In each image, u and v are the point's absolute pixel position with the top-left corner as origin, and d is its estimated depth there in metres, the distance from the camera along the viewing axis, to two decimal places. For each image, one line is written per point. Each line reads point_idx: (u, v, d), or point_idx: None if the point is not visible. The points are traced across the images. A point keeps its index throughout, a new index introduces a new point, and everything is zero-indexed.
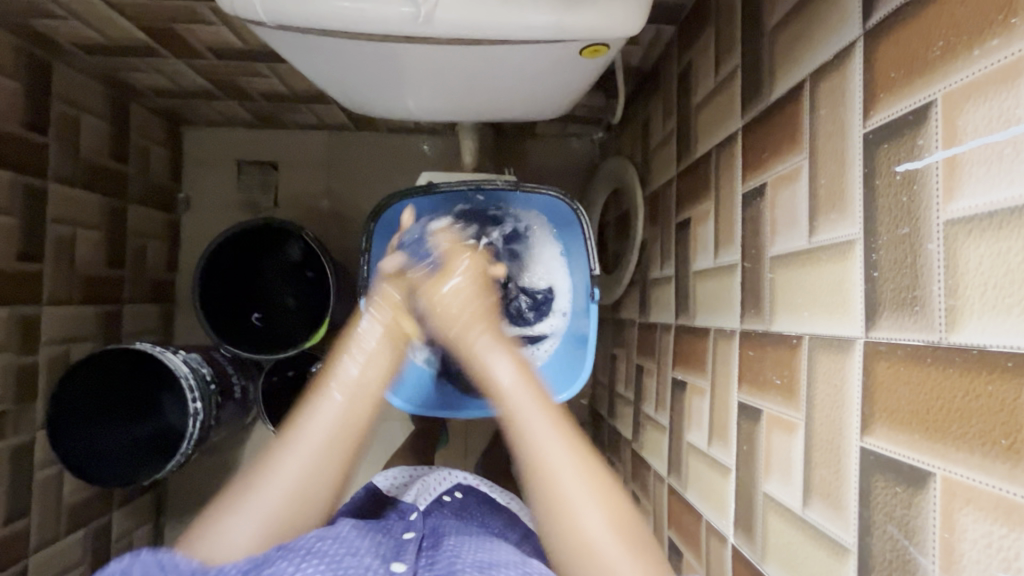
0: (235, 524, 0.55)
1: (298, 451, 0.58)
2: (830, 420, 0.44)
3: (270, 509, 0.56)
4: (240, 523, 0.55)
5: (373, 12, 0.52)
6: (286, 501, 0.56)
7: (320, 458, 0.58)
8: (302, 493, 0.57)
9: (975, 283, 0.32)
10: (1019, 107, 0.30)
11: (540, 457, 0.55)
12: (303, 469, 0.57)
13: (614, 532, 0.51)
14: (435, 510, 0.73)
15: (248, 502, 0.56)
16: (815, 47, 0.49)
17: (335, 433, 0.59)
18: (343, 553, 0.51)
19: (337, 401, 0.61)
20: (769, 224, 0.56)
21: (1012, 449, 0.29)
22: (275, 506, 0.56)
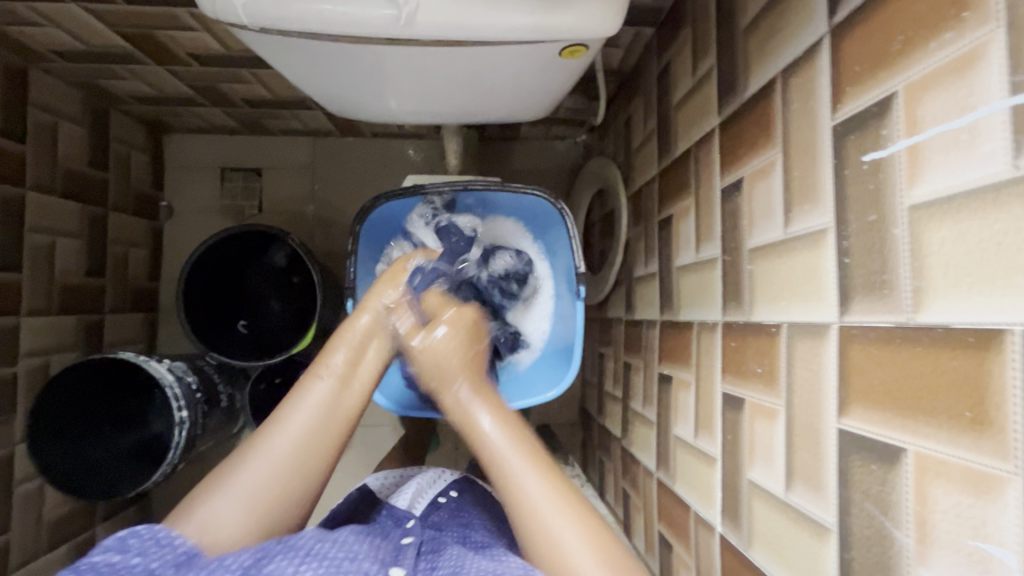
0: (220, 504, 0.52)
1: (289, 428, 0.56)
2: (808, 404, 0.46)
3: (260, 486, 0.53)
4: (224, 503, 0.52)
5: (354, 14, 0.53)
6: (277, 478, 0.54)
7: (311, 437, 0.57)
8: (301, 471, 0.55)
9: (938, 263, 0.33)
10: (973, 95, 0.31)
11: (506, 471, 0.55)
12: (295, 442, 0.56)
13: (586, 540, 0.50)
14: (431, 513, 0.72)
15: (228, 487, 0.53)
16: (786, 44, 0.51)
17: (326, 410, 0.59)
18: (347, 556, 0.48)
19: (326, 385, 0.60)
20: (747, 217, 0.57)
21: (977, 420, 0.31)
22: (263, 484, 0.53)
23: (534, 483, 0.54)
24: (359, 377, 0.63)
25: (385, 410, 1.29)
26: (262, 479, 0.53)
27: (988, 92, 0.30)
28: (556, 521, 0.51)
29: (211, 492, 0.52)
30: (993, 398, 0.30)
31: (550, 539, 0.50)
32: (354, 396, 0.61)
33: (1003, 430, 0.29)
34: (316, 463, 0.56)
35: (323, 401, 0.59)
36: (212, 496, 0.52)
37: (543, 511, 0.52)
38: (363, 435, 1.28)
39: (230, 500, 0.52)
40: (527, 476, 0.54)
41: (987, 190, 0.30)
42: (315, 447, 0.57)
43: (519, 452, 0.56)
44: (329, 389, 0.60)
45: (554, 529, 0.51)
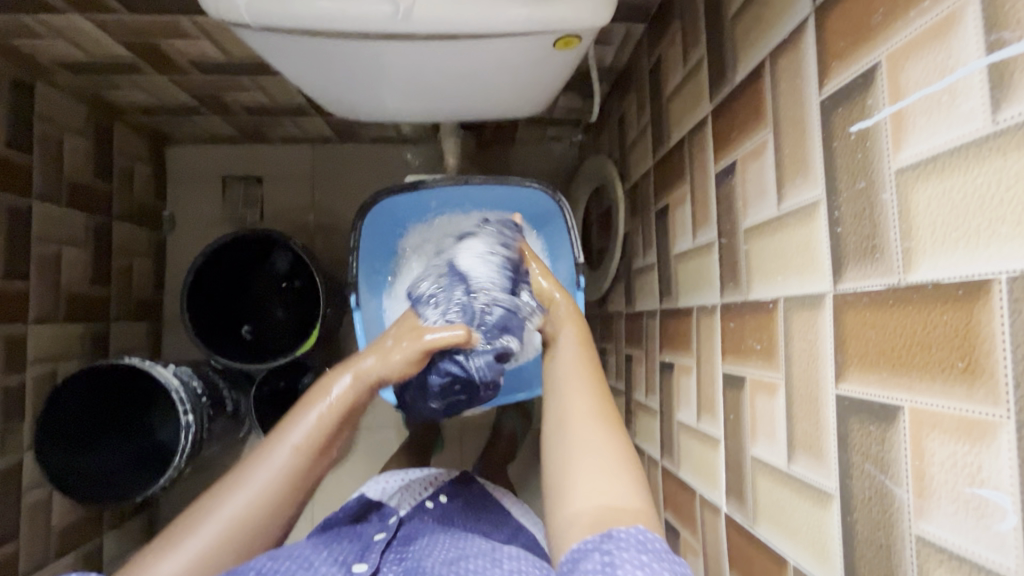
0: (168, 564, 0.54)
1: (246, 493, 0.57)
2: (807, 374, 0.47)
3: (208, 550, 0.55)
4: (173, 565, 0.54)
5: (353, 10, 0.55)
6: (224, 546, 0.56)
7: (267, 504, 0.58)
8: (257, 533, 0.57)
9: (926, 222, 0.34)
10: (952, 58, 0.33)
11: (575, 403, 0.58)
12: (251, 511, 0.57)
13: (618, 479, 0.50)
14: (415, 515, 0.73)
15: (187, 539, 0.55)
16: (772, 27, 0.52)
17: (283, 481, 0.58)
18: (295, 569, 0.55)
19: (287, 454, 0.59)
20: (741, 199, 0.59)
21: (968, 369, 0.31)
22: (214, 549, 0.55)
23: (584, 485, 0.51)
24: (328, 445, 0.61)
25: (389, 412, 1.29)
26: (212, 544, 0.55)
27: (965, 53, 0.32)
28: (583, 480, 0.51)
29: (168, 549, 0.55)
30: (983, 346, 0.31)
31: (562, 511, 0.51)
32: (318, 466, 0.61)
33: (993, 375, 0.30)
34: (270, 527, 0.58)
35: (285, 472, 0.58)
36: (167, 553, 0.55)
37: (576, 465, 0.52)
38: (368, 437, 1.29)
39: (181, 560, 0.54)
40: (589, 451, 0.53)
41: (968, 147, 0.32)
42: (267, 521, 0.58)
43: (590, 432, 0.55)
44: (293, 455, 0.59)
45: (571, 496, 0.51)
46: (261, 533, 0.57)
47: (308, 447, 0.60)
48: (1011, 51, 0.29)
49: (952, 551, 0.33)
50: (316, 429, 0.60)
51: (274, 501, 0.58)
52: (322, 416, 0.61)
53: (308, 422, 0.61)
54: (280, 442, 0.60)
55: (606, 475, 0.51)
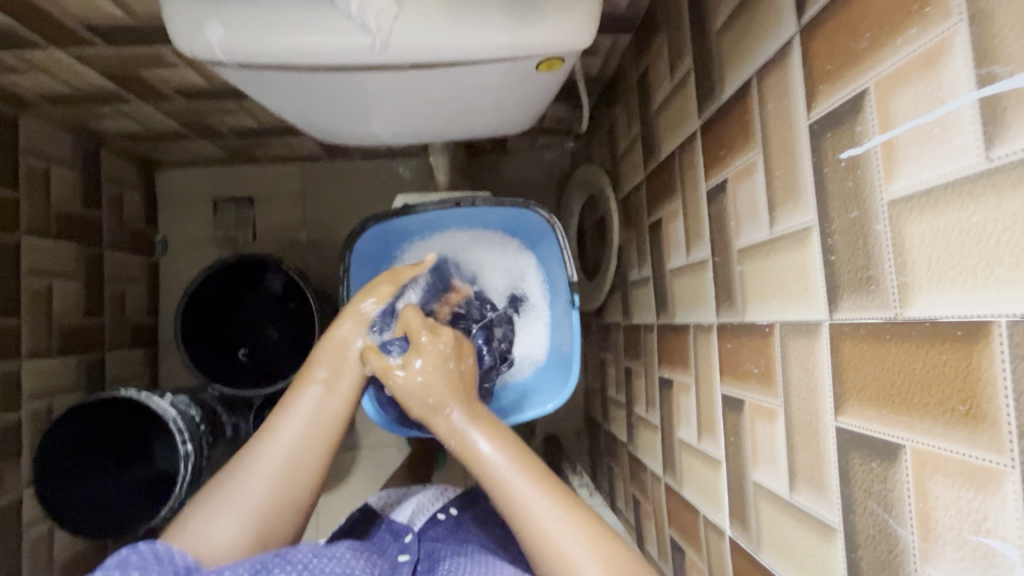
0: (213, 523, 0.50)
1: (266, 470, 0.54)
2: (805, 403, 0.46)
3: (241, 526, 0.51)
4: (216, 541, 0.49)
5: (330, 44, 0.54)
6: (269, 499, 0.53)
7: (301, 449, 0.56)
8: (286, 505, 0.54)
9: (921, 257, 0.33)
10: (941, 90, 0.31)
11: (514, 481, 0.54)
12: (286, 459, 0.55)
13: (591, 550, 0.49)
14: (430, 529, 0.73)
15: (218, 516, 0.51)
16: (758, 45, 0.51)
17: (317, 422, 0.57)
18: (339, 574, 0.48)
19: (298, 420, 0.57)
20: (733, 218, 0.57)
21: (970, 414, 0.30)
22: (257, 501, 0.52)
23: (568, 531, 0.50)
24: (354, 382, 0.61)
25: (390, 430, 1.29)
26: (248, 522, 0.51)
27: (956, 86, 0.30)
28: (564, 535, 0.50)
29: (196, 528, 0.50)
30: (985, 391, 0.30)
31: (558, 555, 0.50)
32: (333, 411, 0.59)
33: (996, 423, 0.29)
34: (310, 472, 0.56)
35: (315, 410, 0.58)
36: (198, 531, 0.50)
37: (548, 522, 0.51)
38: (370, 456, 1.28)
39: (225, 518, 0.51)
40: (546, 508, 0.52)
41: (962, 184, 0.30)
42: (295, 489, 0.54)
43: (541, 484, 0.54)
44: (304, 420, 0.57)
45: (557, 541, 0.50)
46: (303, 478, 0.55)
47: (334, 384, 0.60)
48: (1003, 87, 0.28)
49: None
50: (341, 363, 0.61)
51: (313, 447, 0.56)
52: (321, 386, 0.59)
53: (329, 360, 0.61)
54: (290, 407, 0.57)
55: (581, 538, 0.50)
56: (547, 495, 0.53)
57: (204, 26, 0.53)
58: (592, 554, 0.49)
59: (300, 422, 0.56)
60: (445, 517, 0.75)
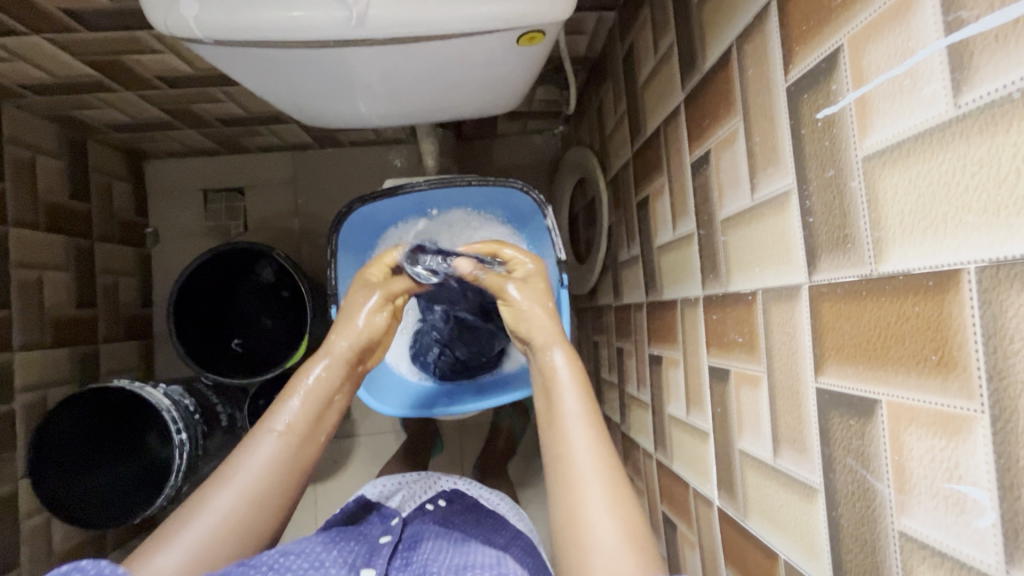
0: (167, 559, 0.50)
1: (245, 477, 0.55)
2: (787, 366, 0.46)
3: (209, 539, 0.51)
4: (174, 557, 0.50)
5: (307, 19, 0.53)
6: (226, 533, 0.53)
7: (255, 500, 0.55)
8: (259, 518, 0.54)
9: (894, 211, 0.33)
10: (911, 39, 0.31)
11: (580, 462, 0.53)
12: (240, 501, 0.54)
13: (626, 544, 0.46)
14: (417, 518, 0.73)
15: (185, 530, 0.51)
16: (739, 10, 0.51)
17: (287, 436, 0.58)
18: (307, 569, 0.52)
19: (283, 428, 0.59)
20: (716, 188, 0.57)
21: (942, 362, 0.31)
22: (214, 539, 0.52)
23: (595, 487, 0.50)
24: (316, 427, 0.61)
25: (386, 417, 1.29)
26: (211, 536, 0.52)
27: (925, 34, 0.30)
28: (599, 518, 0.48)
29: (160, 546, 0.51)
30: (955, 339, 0.30)
31: (587, 535, 0.48)
32: (319, 440, 0.61)
33: (967, 369, 0.29)
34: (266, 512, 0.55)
35: (277, 459, 0.57)
36: (162, 548, 0.50)
37: (585, 478, 0.51)
38: (366, 443, 1.29)
39: (179, 554, 0.50)
40: (590, 480, 0.51)
41: (931, 133, 0.30)
42: (266, 508, 0.55)
43: (597, 464, 0.52)
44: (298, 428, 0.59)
45: (593, 520, 0.48)
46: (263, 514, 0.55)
47: (295, 432, 0.59)
48: (971, 31, 0.28)
49: (934, 547, 0.32)
50: (300, 414, 0.60)
51: (271, 482, 0.56)
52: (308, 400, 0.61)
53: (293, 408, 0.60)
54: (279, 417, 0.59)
55: (605, 501, 0.49)
56: (597, 457, 0.53)
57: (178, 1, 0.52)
58: (626, 547, 0.46)
59: (259, 467, 0.56)
60: (434, 507, 0.76)
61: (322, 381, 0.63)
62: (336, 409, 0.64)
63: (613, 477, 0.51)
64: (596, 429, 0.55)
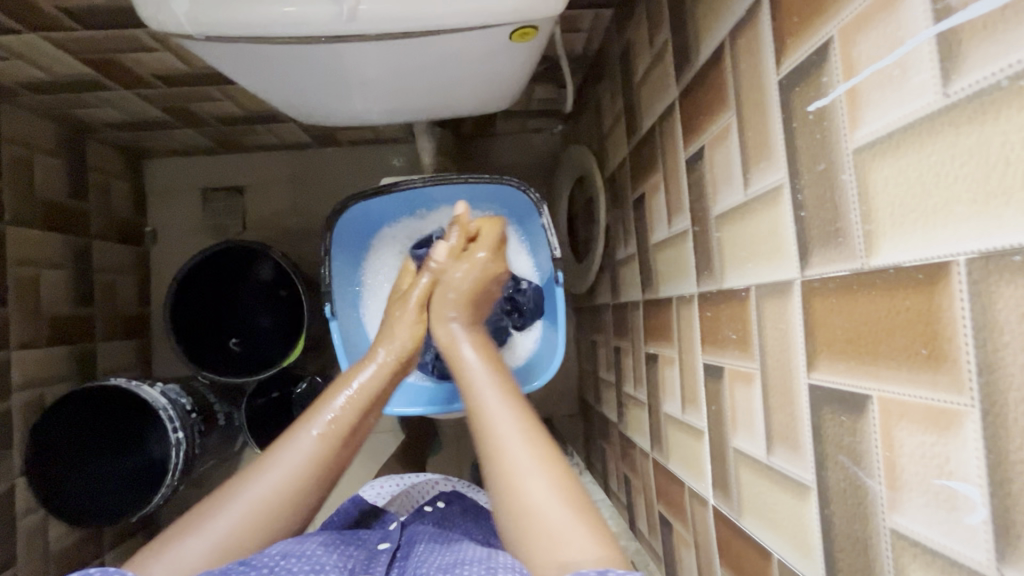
0: (193, 545, 0.51)
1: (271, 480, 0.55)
2: (780, 362, 0.45)
3: (234, 534, 0.52)
4: (198, 546, 0.51)
5: (297, 14, 0.53)
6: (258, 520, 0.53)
7: (286, 496, 0.55)
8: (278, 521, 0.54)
9: (884, 203, 0.33)
10: (900, 29, 0.31)
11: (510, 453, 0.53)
12: (274, 497, 0.54)
13: (563, 503, 0.49)
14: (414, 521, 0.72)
15: (213, 520, 0.52)
16: (732, 4, 0.50)
17: (327, 433, 0.58)
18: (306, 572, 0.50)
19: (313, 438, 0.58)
20: (710, 184, 0.57)
21: (932, 356, 0.30)
22: (241, 533, 0.52)
23: (536, 478, 0.51)
24: (353, 433, 0.61)
25: (384, 417, 1.29)
26: (236, 529, 0.52)
27: (914, 23, 0.30)
28: (531, 481, 0.51)
29: (190, 530, 0.52)
30: (945, 332, 0.29)
31: (530, 512, 0.49)
32: (344, 453, 0.60)
33: (957, 362, 0.29)
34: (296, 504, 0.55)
35: (315, 459, 0.57)
36: (190, 534, 0.52)
37: (521, 471, 0.52)
38: (364, 442, 1.28)
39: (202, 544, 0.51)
40: (528, 472, 0.51)
41: (921, 123, 0.30)
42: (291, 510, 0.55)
43: (527, 449, 0.53)
44: (325, 440, 0.58)
45: (524, 482, 0.51)
46: (290, 507, 0.55)
47: (339, 433, 0.59)
48: (959, 19, 0.28)
49: (925, 544, 0.31)
50: (343, 418, 0.60)
51: (307, 477, 0.56)
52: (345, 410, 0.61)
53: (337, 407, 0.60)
54: (309, 426, 0.59)
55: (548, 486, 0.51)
56: (539, 460, 0.53)
57: None
58: (565, 507, 0.49)
59: (294, 468, 0.56)
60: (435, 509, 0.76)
61: (367, 385, 0.64)
62: (374, 415, 0.65)
63: (549, 463, 0.53)
64: (529, 426, 0.56)
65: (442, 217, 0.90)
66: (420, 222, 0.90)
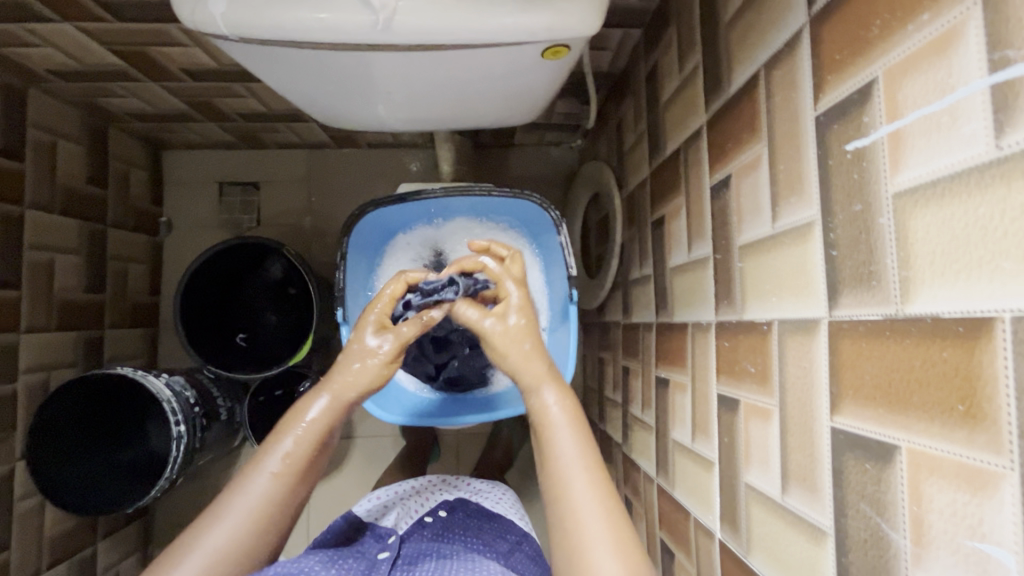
0: None
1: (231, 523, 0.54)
2: (801, 402, 0.44)
3: None
4: None
5: (333, 21, 0.53)
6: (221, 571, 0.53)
7: (250, 542, 0.54)
8: (250, 556, 0.55)
9: (924, 251, 0.32)
10: (952, 76, 0.30)
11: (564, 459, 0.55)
12: (238, 540, 0.54)
13: (613, 543, 0.49)
14: (414, 533, 0.72)
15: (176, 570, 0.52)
16: (767, 37, 0.50)
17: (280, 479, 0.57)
18: None
19: (269, 480, 0.57)
20: (736, 214, 0.56)
21: (969, 413, 0.29)
22: None
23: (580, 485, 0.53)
24: (308, 470, 0.59)
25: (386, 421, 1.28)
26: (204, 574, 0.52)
27: (966, 72, 0.29)
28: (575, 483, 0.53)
29: None
30: (985, 391, 0.28)
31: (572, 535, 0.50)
32: (299, 490, 0.59)
33: (997, 423, 0.28)
34: (257, 545, 0.55)
35: (268, 499, 0.56)
36: None
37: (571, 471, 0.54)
38: (364, 446, 1.27)
39: None
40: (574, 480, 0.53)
41: (969, 174, 0.29)
42: (256, 549, 0.55)
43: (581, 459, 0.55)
44: (281, 479, 0.57)
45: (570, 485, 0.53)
46: (255, 548, 0.55)
47: (293, 471, 0.58)
48: (1015, 71, 0.27)
49: None
50: (299, 453, 0.58)
51: (270, 514, 0.56)
52: (297, 445, 0.59)
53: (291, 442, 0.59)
54: (262, 469, 0.57)
55: (591, 494, 0.52)
56: (584, 461, 0.54)
57: None
58: (597, 501, 0.52)
59: (255, 509, 0.55)
60: (433, 519, 0.75)
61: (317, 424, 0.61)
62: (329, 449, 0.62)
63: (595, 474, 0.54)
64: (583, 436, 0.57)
65: (456, 228, 0.89)
66: (436, 232, 0.89)
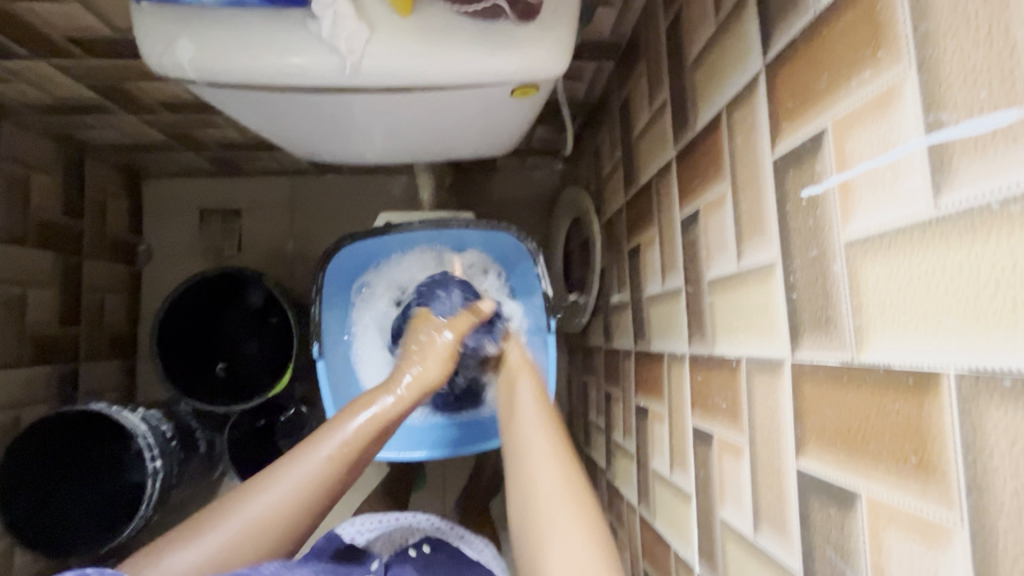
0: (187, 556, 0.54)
1: (280, 492, 0.58)
2: (769, 441, 0.45)
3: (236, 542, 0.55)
4: (198, 554, 0.54)
5: (301, 66, 0.54)
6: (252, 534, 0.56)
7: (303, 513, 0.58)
8: (285, 526, 0.57)
9: (875, 301, 0.33)
10: (892, 133, 0.31)
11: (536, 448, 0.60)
12: (281, 508, 0.57)
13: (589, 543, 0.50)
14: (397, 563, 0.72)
15: (211, 533, 0.55)
16: (727, 79, 0.51)
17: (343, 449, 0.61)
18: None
19: (323, 458, 0.60)
20: (704, 248, 0.57)
21: (921, 466, 0.30)
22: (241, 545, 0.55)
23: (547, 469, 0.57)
24: (358, 459, 0.62)
25: None
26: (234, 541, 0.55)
27: (905, 130, 0.30)
28: (545, 469, 0.57)
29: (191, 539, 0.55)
30: (935, 443, 0.29)
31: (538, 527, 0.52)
32: (348, 473, 0.61)
33: (946, 476, 0.28)
34: (309, 513, 0.58)
35: (317, 477, 0.59)
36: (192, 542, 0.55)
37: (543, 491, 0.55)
38: None
39: (206, 550, 0.55)
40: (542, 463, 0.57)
41: (912, 229, 0.30)
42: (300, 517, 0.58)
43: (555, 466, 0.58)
44: (332, 462, 0.60)
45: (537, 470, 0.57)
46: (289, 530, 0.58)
47: (345, 456, 0.61)
48: (948, 134, 0.28)
49: None
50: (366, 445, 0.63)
51: (301, 513, 0.58)
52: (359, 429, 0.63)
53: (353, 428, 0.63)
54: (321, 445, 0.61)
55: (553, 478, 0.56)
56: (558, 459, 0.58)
57: (175, 44, 0.53)
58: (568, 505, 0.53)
59: (304, 484, 0.58)
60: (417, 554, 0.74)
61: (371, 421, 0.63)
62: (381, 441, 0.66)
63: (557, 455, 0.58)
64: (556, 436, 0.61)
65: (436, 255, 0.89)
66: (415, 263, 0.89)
